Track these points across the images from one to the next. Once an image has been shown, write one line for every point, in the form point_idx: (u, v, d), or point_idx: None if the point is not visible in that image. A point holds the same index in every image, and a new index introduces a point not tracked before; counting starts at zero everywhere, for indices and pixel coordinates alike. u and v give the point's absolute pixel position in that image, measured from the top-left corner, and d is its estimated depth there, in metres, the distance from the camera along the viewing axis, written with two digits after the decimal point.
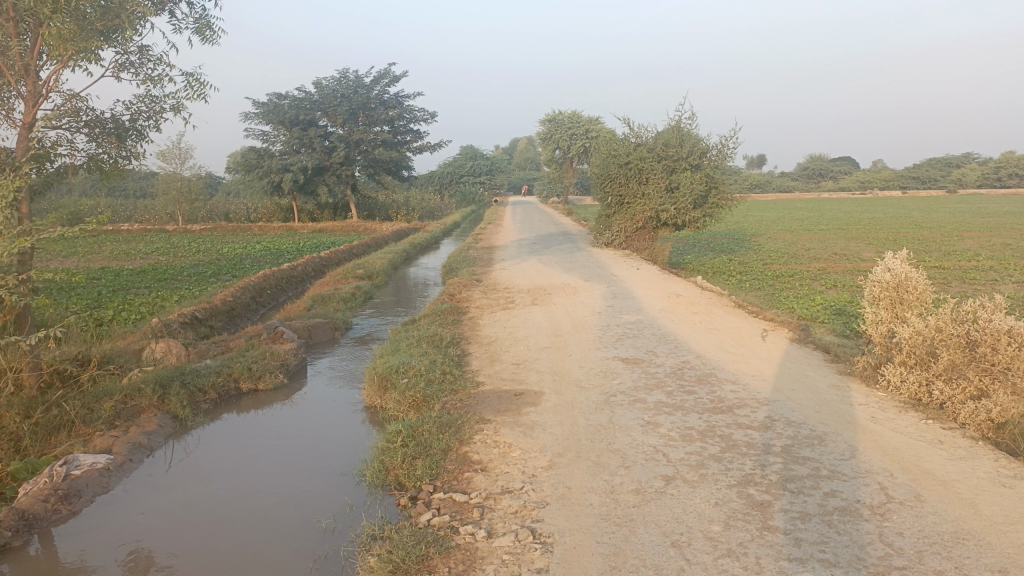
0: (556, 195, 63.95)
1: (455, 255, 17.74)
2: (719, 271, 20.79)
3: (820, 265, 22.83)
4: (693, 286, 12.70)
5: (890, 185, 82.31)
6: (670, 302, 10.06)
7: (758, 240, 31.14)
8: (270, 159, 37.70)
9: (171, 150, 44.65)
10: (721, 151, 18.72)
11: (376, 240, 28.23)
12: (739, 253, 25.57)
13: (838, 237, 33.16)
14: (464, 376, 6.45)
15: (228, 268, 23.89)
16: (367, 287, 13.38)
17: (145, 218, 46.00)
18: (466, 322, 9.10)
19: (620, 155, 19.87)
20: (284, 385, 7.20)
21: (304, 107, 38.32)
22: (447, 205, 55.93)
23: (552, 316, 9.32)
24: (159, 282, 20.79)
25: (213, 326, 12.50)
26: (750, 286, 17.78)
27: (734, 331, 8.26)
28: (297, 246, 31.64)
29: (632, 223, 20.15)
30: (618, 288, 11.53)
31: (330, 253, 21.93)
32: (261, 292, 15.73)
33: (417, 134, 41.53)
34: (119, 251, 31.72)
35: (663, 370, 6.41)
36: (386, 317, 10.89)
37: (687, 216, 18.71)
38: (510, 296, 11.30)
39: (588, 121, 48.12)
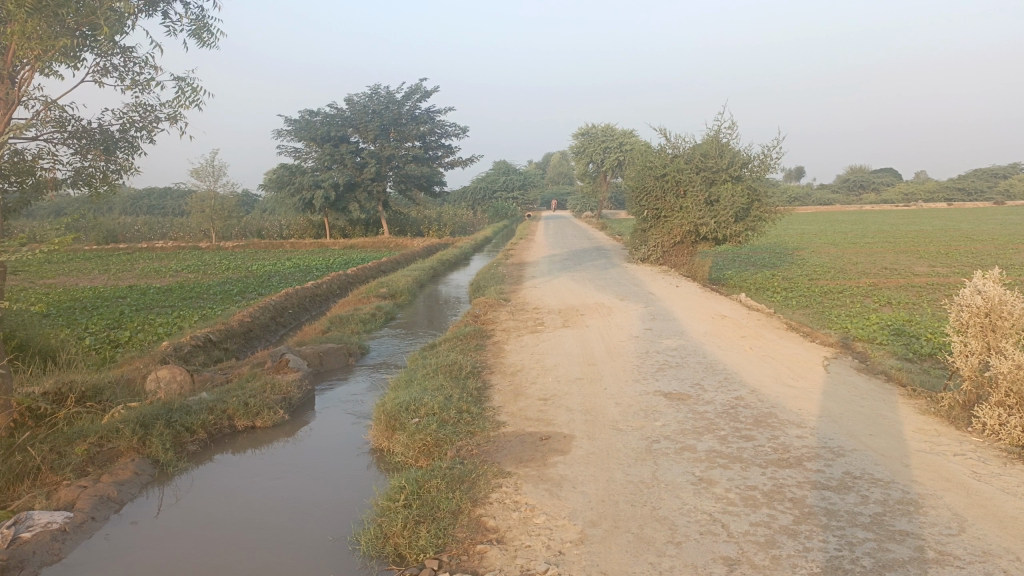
0: (590, 210, 63.17)
1: (484, 273, 16.98)
2: (762, 287, 19.73)
3: (869, 280, 21.64)
4: (739, 306, 11.73)
5: (935, 197, 79.90)
6: (715, 325, 9.16)
7: (801, 254, 29.87)
8: (302, 176, 37.53)
9: (205, 169, 44.85)
10: (763, 161, 17.78)
11: (406, 257, 27.65)
12: (782, 269, 24.45)
13: (885, 250, 31.78)
14: (484, 415, 5.65)
15: (255, 286, 23.47)
16: (389, 307, 12.69)
17: (180, 236, 46.22)
18: (490, 348, 8.30)
19: (657, 167, 19.02)
20: (284, 423, 6.44)
21: (336, 124, 38.12)
22: (480, 220, 55.38)
23: (585, 341, 8.49)
24: (184, 301, 20.40)
25: (228, 349, 11.91)
26: (796, 303, 16.74)
27: (790, 359, 7.34)
28: (327, 263, 31.25)
29: (669, 237, 19.25)
30: (657, 308, 10.65)
31: (357, 271, 21.38)
32: (282, 312, 15.16)
33: (448, 149, 41.09)
34: (150, 269, 31.65)
35: (713, 407, 5.55)
36: (406, 340, 10.15)
37: (728, 229, 17.76)
38: (539, 317, 10.49)
39: (622, 134, 47.30)
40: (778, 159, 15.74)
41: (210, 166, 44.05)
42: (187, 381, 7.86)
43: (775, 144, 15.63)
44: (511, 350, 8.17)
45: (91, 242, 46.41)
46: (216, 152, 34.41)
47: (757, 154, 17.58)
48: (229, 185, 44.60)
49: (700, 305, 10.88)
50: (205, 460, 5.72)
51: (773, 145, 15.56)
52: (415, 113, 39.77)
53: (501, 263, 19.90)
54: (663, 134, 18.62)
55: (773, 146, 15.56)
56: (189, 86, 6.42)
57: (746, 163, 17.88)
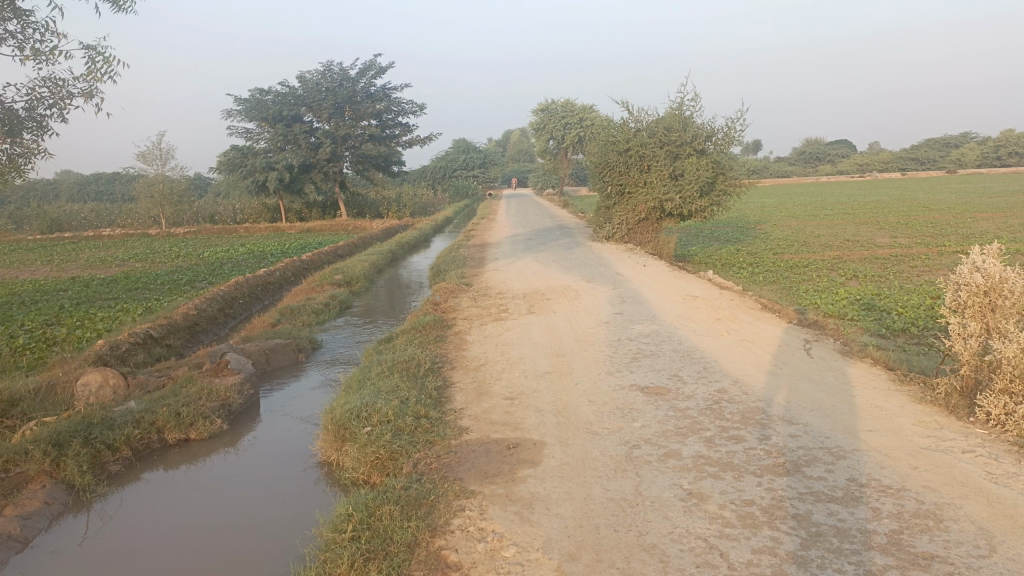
0: (551, 187, 62.64)
1: (444, 255, 16.36)
2: (728, 263, 19.44)
3: (834, 253, 21.51)
4: (709, 285, 11.30)
5: (890, 167, 80.98)
6: (687, 308, 8.70)
7: (765, 228, 29.73)
8: (254, 158, 36.30)
9: (152, 152, 43.22)
10: (728, 134, 17.39)
11: (365, 239, 26.83)
12: (746, 243, 24.21)
13: (846, 222, 31.82)
14: (445, 420, 5.08)
15: (206, 274, 22.52)
16: (344, 295, 12.03)
17: (128, 223, 44.58)
18: (451, 340, 7.73)
19: (620, 142, 18.52)
20: (222, 433, 5.80)
21: (288, 103, 36.87)
22: (440, 200, 54.50)
23: (552, 328, 7.96)
24: (130, 292, 19.42)
25: (171, 345, 11.17)
26: (764, 279, 16.44)
27: (770, 343, 6.90)
28: (283, 248, 30.27)
29: (634, 214, 18.81)
30: (626, 290, 10.17)
31: (313, 256, 20.57)
32: (232, 303, 14.39)
33: (406, 128, 40.09)
34: (96, 258, 30.35)
35: (695, 403, 5.06)
36: (362, 332, 9.52)
37: (693, 205, 17.36)
38: (502, 303, 9.94)
39: (582, 109, 46.69)
40: (741, 131, 15.53)
41: (157, 150, 42.45)
42: (119, 386, 7.17)
43: (739, 115, 15.41)
44: (473, 341, 7.60)
45: (34, 232, 44.57)
46: (162, 134, 33.00)
47: (721, 127, 17.19)
48: (178, 169, 43.06)
49: (669, 285, 10.42)
50: (130, 482, 5.06)
51: (736, 117, 15.35)
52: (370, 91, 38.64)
53: (463, 245, 19.28)
54: (626, 108, 18.09)
55: (736, 118, 15.35)
56: (100, 54, 5.81)
57: (710, 136, 17.49)
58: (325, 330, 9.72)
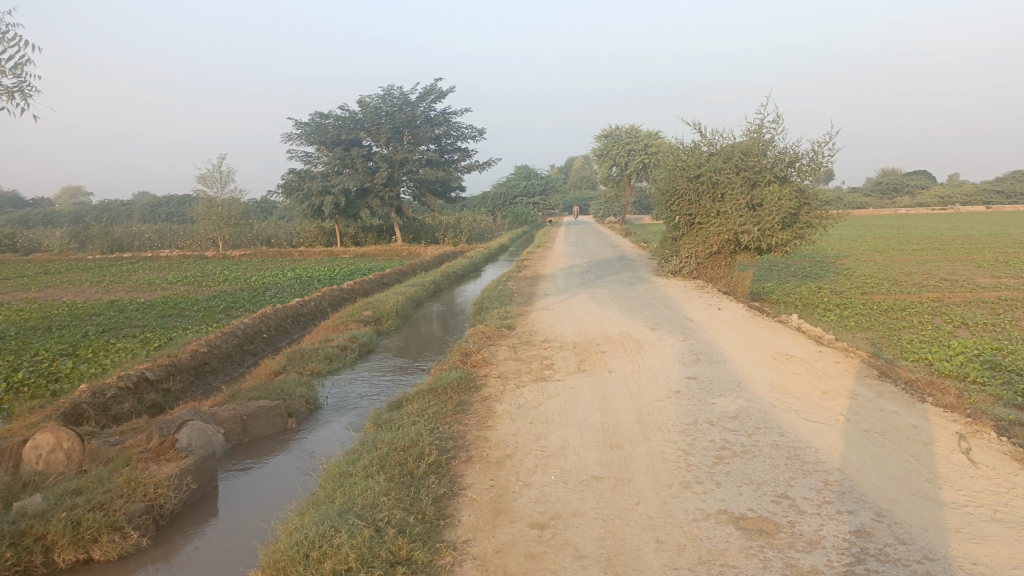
0: (613, 215, 60.81)
1: (490, 289, 14.75)
2: (810, 303, 17.25)
3: (932, 295, 19.03)
4: (801, 337, 9.32)
5: (973, 197, 76.20)
6: (780, 374, 6.78)
7: (846, 263, 27.15)
8: (311, 181, 35.65)
9: (211, 175, 43.13)
10: (814, 160, 15.39)
11: (415, 266, 25.42)
12: (828, 280, 21.89)
13: (937, 258, 29.07)
14: (437, 568, 3.35)
15: (246, 300, 21.44)
16: (369, 335, 10.52)
17: (187, 245, 44.60)
18: (475, 411, 6.01)
19: (690, 167, 16.69)
20: (138, 551, 4.19)
21: (347, 127, 36.14)
22: (498, 226, 53.15)
23: (608, 398, 6.17)
24: (162, 319, 18.37)
25: (170, 390, 9.82)
26: (856, 325, 14.27)
27: (907, 437, 4.98)
28: (332, 273, 29.27)
29: (704, 247, 16.87)
30: (699, 343, 8.33)
31: (355, 285, 19.25)
32: (253, 338, 13.03)
33: (464, 152, 38.89)
34: (147, 280, 29.86)
35: (823, 562, 3.24)
36: (378, 388, 7.89)
37: (773, 238, 15.33)
38: (547, 355, 8.20)
39: (647, 136, 44.83)
40: (830, 156, 13.65)
41: (216, 172, 42.30)
42: (72, 451, 5.68)
43: (828, 138, 13.55)
44: (503, 414, 5.87)
45: (96, 251, 44.98)
46: (219, 161, 32.58)
47: (808, 151, 15.21)
48: (236, 191, 42.84)
49: (753, 339, 8.51)
50: None
51: (826, 140, 13.47)
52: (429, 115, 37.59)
53: (514, 276, 17.61)
54: (697, 129, 16.25)
55: (825, 140, 13.50)
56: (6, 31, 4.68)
57: (793, 162, 15.53)
58: (335, 384, 8.16)
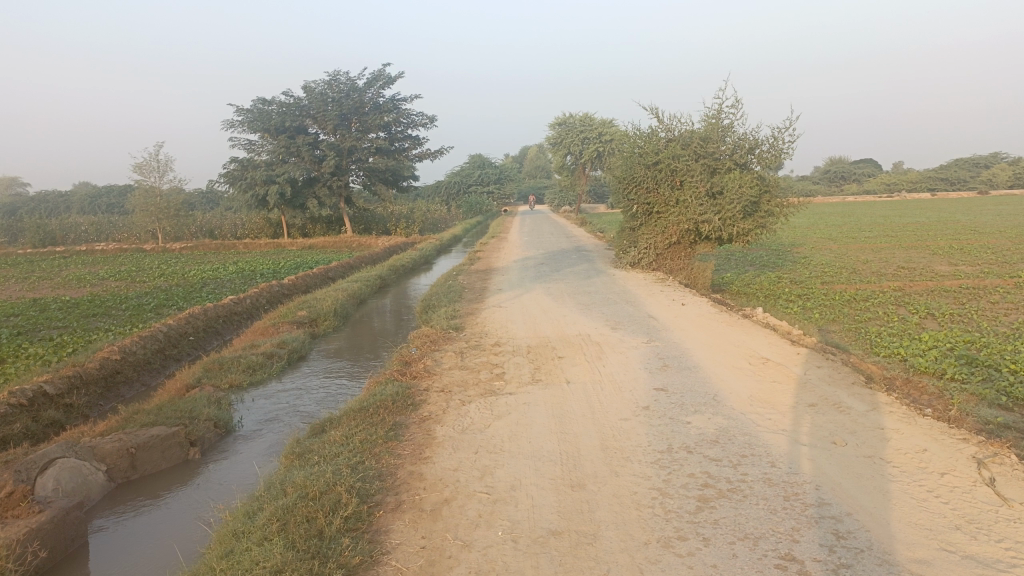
0: (568, 204, 60.18)
1: (439, 284, 13.80)
2: (772, 293, 16.70)
3: (893, 284, 18.68)
4: (772, 335, 8.61)
5: (918, 185, 77.65)
6: (760, 385, 6.00)
7: (803, 252, 26.82)
8: (254, 171, 34.10)
9: (149, 164, 41.13)
10: (775, 146, 14.79)
11: (363, 258, 24.26)
12: (787, 270, 21.47)
13: (892, 246, 29.00)
14: None
15: (181, 297, 20.10)
16: (302, 339, 9.51)
17: (125, 238, 42.55)
18: (412, 436, 5.09)
19: (647, 154, 15.95)
20: None
21: (292, 114, 34.60)
22: (451, 216, 52.02)
23: (568, 416, 5.30)
24: (84, 320, 16.95)
25: (74, 403, 8.66)
26: (821, 317, 13.71)
27: (917, 466, 4.22)
28: (277, 266, 27.93)
29: (663, 237, 16.16)
30: (665, 346, 7.53)
31: (296, 280, 18.09)
32: (177, 341, 11.82)
33: (415, 140, 37.68)
34: (77, 276, 28.12)
35: None
36: (303, 408, 6.87)
37: (734, 227, 14.68)
38: (497, 362, 7.31)
39: (602, 124, 44.17)
40: (791, 141, 13.09)
41: (154, 161, 40.32)
42: None
43: (790, 122, 12.97)
44: (443, 440, 4.95)
45: (26, 245, 42.58)
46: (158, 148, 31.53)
47: (769, 137, 14.60)
48: (176, 181, 40.94)
49: (724, 340, 7.73)
50: None
51: (788, 124, 12.93)
52: (378, 101, 36.25)
53: (465, 269, 16.68)
54: (655, 114, 15.52)
55: (787, 124, 12.95)
56: None
57: (753, 149, 14.93)
58: (255, 402, 7.13)
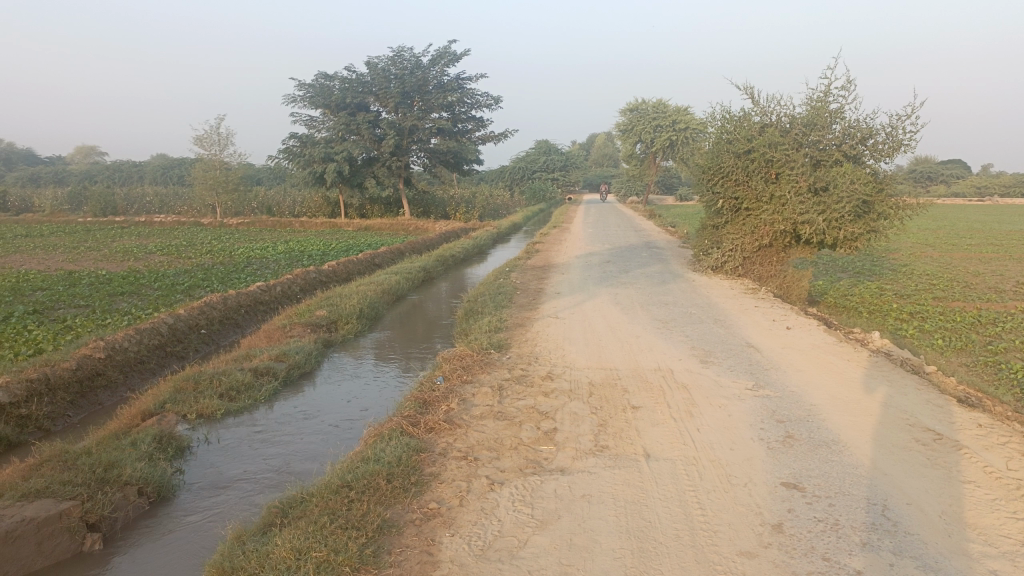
0: (636, 194, 57.56)
1: (488, 282, 11.90)
2: (876, 309, 14.29)
3: (1018, 304, 15.93)
4: (919, 383, 6.40)
5: (1013, 188, 72.06)
6: (946, 491, 3.89)
7: (901, 259, 23.97)
8: (313, 147, 32.82)
9: (209, 136, 40.42)
10: (894, 136, 12.38)
11: (415, 244, 22.54)
12: (888, 280, 18.85)
13: (1002, 257, 25.81)
14: None
15: (218, 277, 18.74)
16: (312, 348, 7.76)
17: (184, 211, 42.03)
18: (401, 558, 3.20)
19: (738, 140, 13.71)
20: None
21: (354, 90, 33.10)
22: (513, 202, 50.08)
23: (648, 536, 3.33)
24: (110, 299, 15.69)
25: (34, 413, 7.09)
26: (943, 346, 11.31)
27: None
28: (327, 248, 26.55)
29: (751, 238, 13.90)
30: (780, 400, 5.44)
31: (337, 265, 16.46)
32: (184, 336, 10.24)
33: (479, 122, 35.71)
34: (125, 248, 27.31)
35: None
36: (278, 464, 5.05)
37: (841, 231, 12.34)
38: (548, 407, 5.36)
39: (676, 111, 41.46)
40: (917, 131, 10.72)
41: (214, 133, 39.59)
42: None
43: (915, 107, 10.64)
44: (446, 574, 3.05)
45: (88, 214, 42.44)
46: (221, 119, 32.41)
47: (887, 125, 12.21)
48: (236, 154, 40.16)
49: (865, 399, 5.59)
50: None
51: (914, 111, 10.57)
52: (443, 79, 34.43)
53: (521, 265, 14.75)
54: (750, 93, 13.27)
55: (913, 110, 10.58)
56: None
57: (866, 139, 12.55)
58: (221, 449, 5.34)
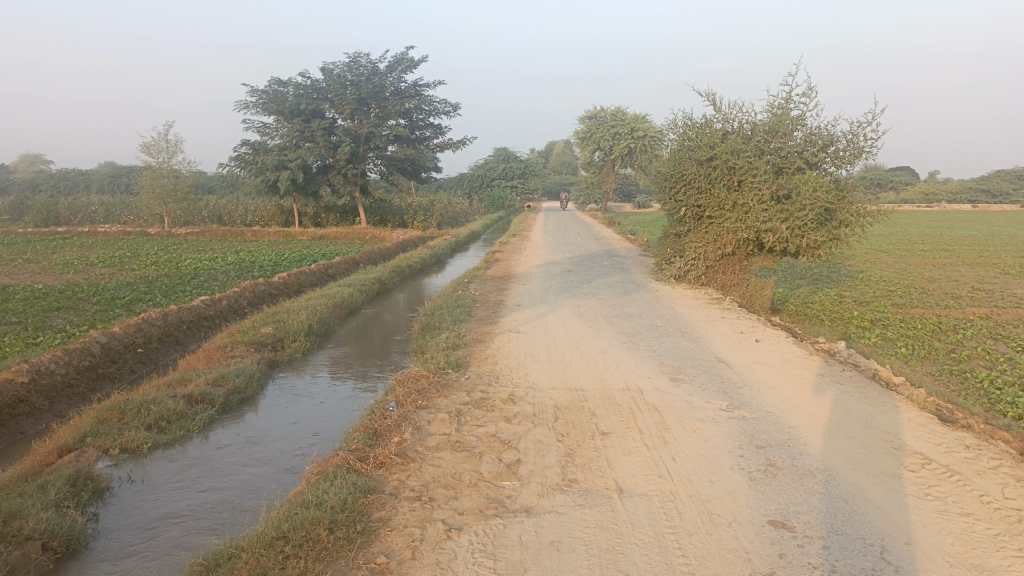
0: (594, 202, 57.64)
1: (445, 294, 11.44)
2: (839, 317, 14.20)
3: (975, 310, 16.02)
4: (898, 400, 6.13)
5: (958, 195, 74.06)
6: (947, 527, 3.56)
7: (858, 265, 24.16)
8: (266, 155, 31.97)
9: (157, 143, 39.19)
10: (855, 143, 12.23)
11: (371, 254, 21.94)
12: (847, 287, 18.88)
13: (954, 262, 26.24)
14: None
15: (164, 290, 17.91)
16: (254, 370, 7.21)
17: (131, 221, 40.66)
18: None
19: (700, 148, 13.50)
20: None
21: (309, 96, 32.49)
22: (472, 210, 49.67)
23: None
24: (45, 314, 14.82)
25: None
26: (907, 355, 11.19)
27: None
28: (281, 258, 25.77)
29: (714, 247, 13.69)
30: (757, 423, 5.10)
31: (288, 277, 15.82)
32: (119, 356, 9.58)
33: (437, 129, 35.22)
34: (66, 260, 26.14)
35: None
36: (211, 505, 4.55)
37: (804, 238, 12.17)
38: (510, 435, 4.93)
39: (634, 118, 41.52)
40: (877, 138, 10.59)
41: (162, 140, 38.40)
42: None
43: (876, 114, 10.51)
44: None
45: (29, 224, 40.78)
46: (169, 126, 31.38)
47: (849, 132, 12.06)
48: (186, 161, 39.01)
49: (847, 420, 5.27)
50: None
51: (874, 118, 10.44)
52: (399, 86, 33.86)
53: (479, 275, 14.33)
54: (712, 100, 13.07)
55: (874, 117, 10.44)
56: None
57: (827, 146, 12.37)
58: (146, 489, 4.81)
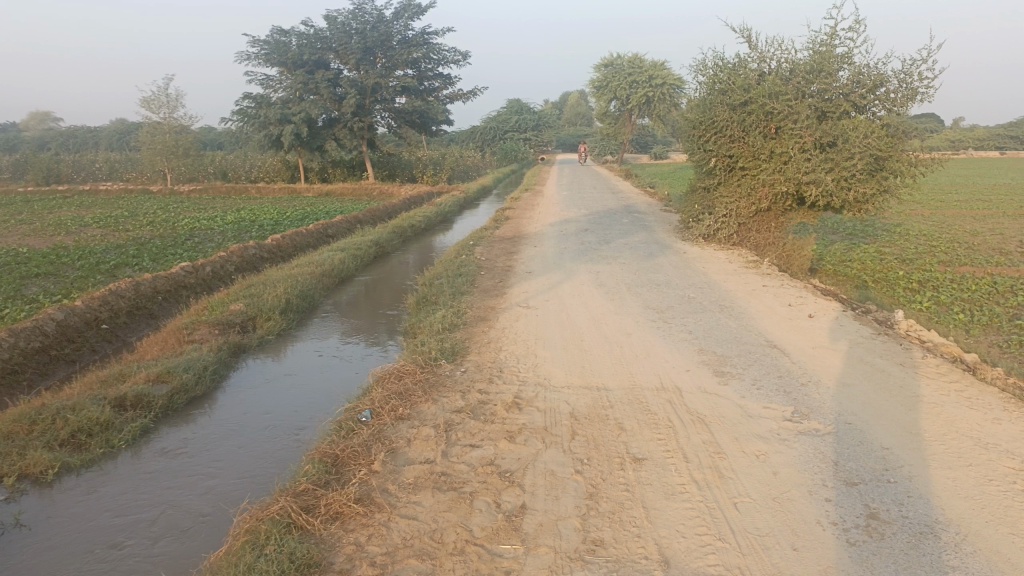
0: (610, 153, 55.75)
1: (447, 260, 10.20)
2: (883, 278, 12.82)
3: None
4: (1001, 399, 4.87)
5: (987, 142, 71.18)
6: None
7: (894, 218, 22.59)
8: (269, 108, 30.49)
9: (156, 97, 37.71)
10: (911, 83, 10.63)
11: (376, 211, 20.65)
12: (887, 242, 17.41)
13: (996, 214, 24.55)
14: None
15: (153, 253, 16.78)
16: (213, 359, 6.06)
17: (133, 178, 39.45)
18: None
19: (733, 91, 12.03)
20: None
21: (312, 46, 30.29)
22: (483, 163, 48.03)
23: None
24: (21, 282, 13.75)
25: None
26: (967, 322, 9.86)
27: None
28: (282, 216, 24.56)
29: (748, 202, 12.32)
30: (841, 445, 3.86)
31: (283, 238, 14.60)
32: (78, 335, 8.46)
33: (446, 79, 33.46)
34: (61, 220, 25.12)
35: None
36: (117, 564, 3.47)
37: (851, 191, 10.75)
38: (512, 464, 3.74)
39: (652, 65, 39.43)
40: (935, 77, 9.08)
41: (162, 95, 36.92)
42: None
43: (933, 50, 8.97)
44: None
45: (28, 183, 39.60)
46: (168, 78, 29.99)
47: (904, 71, 10.48)
48: (186, 116, 37.56)
49: (955, 437, 4.03)
50: None
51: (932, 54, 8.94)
52: (407, 34, 31.87)
53: (487, 236, 13.07)
54: (747, 36, 11.52)
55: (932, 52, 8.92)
56: None
57: (877, 87, 10.80)
58: (39, 536, 3.75)
